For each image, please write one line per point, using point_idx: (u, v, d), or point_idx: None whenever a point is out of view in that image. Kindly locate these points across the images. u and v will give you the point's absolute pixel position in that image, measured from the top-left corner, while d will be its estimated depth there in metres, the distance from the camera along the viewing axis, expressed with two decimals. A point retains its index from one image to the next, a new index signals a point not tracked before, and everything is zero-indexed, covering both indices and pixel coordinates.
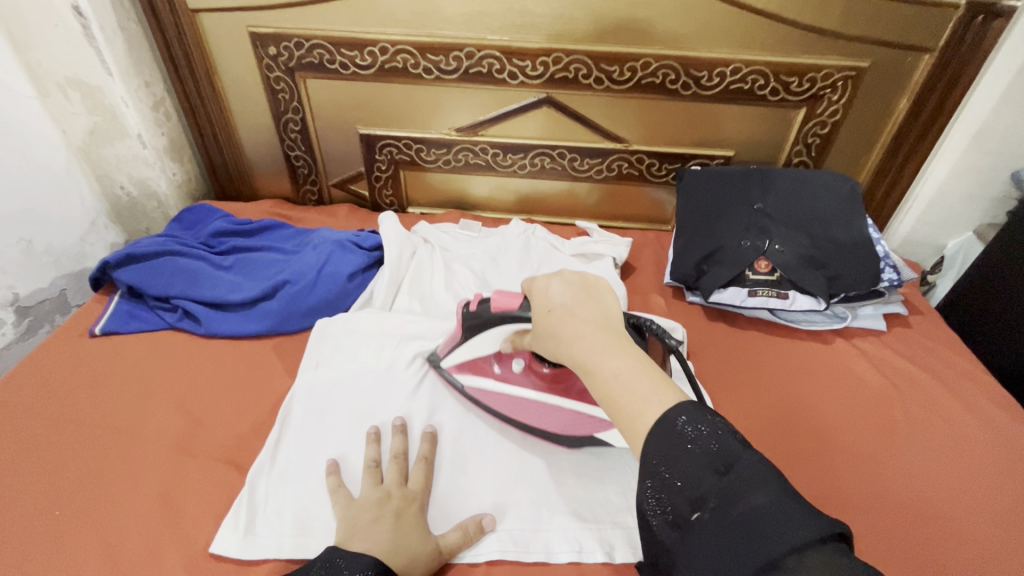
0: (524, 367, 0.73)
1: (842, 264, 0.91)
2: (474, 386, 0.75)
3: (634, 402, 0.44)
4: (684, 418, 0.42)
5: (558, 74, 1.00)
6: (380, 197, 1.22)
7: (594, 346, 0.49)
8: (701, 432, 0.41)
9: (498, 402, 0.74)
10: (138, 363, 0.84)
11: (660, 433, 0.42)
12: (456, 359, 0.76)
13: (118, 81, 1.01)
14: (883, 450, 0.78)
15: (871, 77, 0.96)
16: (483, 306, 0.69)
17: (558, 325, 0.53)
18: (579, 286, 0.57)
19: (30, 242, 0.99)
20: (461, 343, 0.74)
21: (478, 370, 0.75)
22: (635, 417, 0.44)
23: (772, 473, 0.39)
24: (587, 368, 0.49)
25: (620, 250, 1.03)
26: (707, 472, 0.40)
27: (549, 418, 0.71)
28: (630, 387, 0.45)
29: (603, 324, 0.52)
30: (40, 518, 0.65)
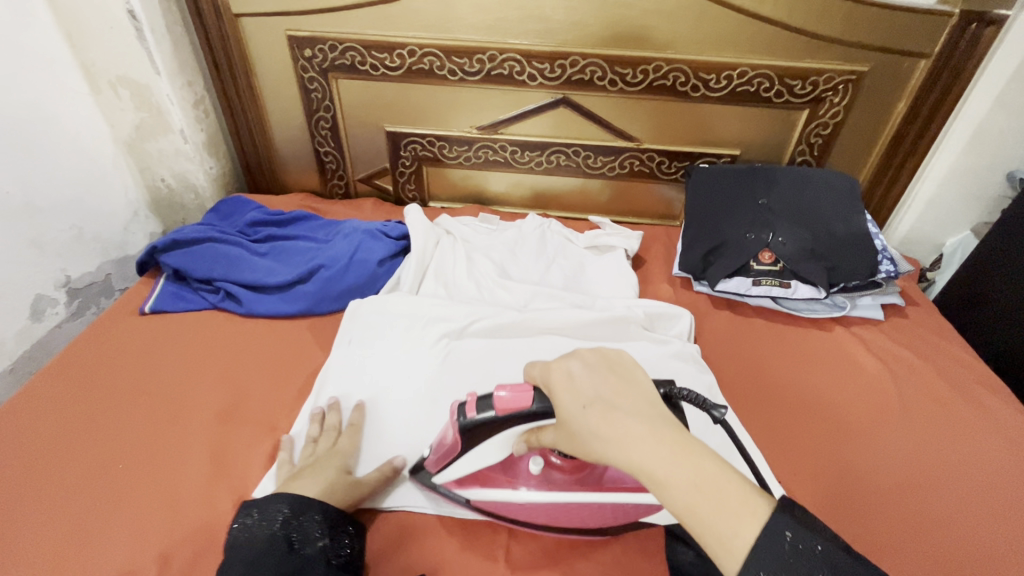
0: (542, 466, 0.65)
1: (841, 256, 0.96)
2: (488, 501, 0.65)
3: (724, 517, 0.40)
4: (791, 533, 0.39)
5: (574, 76, 1.06)
6: (403, 191, 1.29)
7: (658, 451, 0.43)
8: (813, 551, 0.39)
9: (523, 513, 0.65)
10: (185, 339, 0.91)
11: (773, 555, 0.38)
12: (458, 472, 0.65)
13: (164, 80, 1.09)
14: (875, 430, 0.84)
15: (870, 81, 1.02)
16: (485, 406, 0.58)
17: (605, 425, 0.46)
18: (608, 370, 0.51)
19: (81, 228, 1.07)
20: (463, 454, 0.63)
21: (490, 482, 0.66)
22: (728, 536, 0.40)
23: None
24: (654, 478, 0.43)
25: (631, 242, 1.09)
26: None
27: (590, 515, 0.64)
28: (715, 498, 0.41)
29: (654, 419, 0.46)
30: (106, 472, 0.72)
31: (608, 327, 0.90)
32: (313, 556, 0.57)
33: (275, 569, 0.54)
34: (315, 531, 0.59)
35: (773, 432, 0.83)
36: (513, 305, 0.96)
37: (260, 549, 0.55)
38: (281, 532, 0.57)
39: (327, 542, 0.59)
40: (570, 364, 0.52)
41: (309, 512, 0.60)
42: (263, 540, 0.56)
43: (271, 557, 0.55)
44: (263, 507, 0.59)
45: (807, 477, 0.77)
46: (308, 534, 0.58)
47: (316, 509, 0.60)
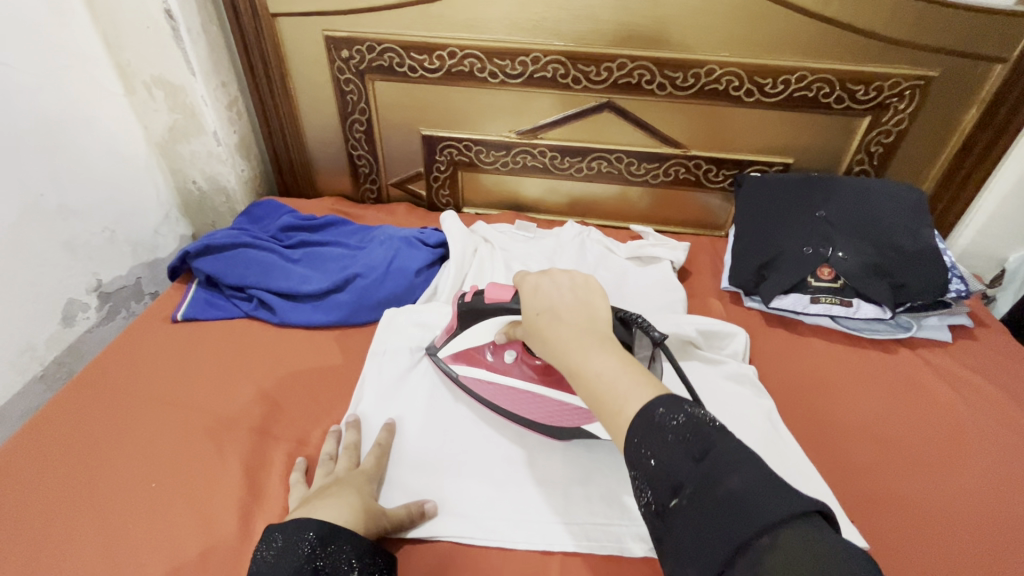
0: (515, 358, 0.77)
1: (909, 273, 0.90)
2: (466, 375, 0.78)
3: (616, 399, 0.47)
4: (661, 409, 0.44)
5: (621, 80, 1.02)
6: (436, 197, 1.25)
7: (579, 349, 0.51)
8: (678, 420, 0.43)
9: (488, 391, 0.77)
10: (219, 349, 0.89)
11: (642, 422, 0.43)
12: (451, 348, 0.80)
13: (199, 81, 1.03)
14: (950, 460, 0.77)
15: (939, 87, 0.96)
16: (476, 298, 0.72)
17: (546, 327, 0.54)
18: (567, 286, 0.58)
19: (113, 231, 1.05)
20: (457, 334, 0.78)
21: (473, 362, 0.79)
22: (615, 414, 0.46)
23: (747, 458, 0.40)
24: (573, 370, 0.51)
25: (677, 253, 1.04)
26: (683, 458, 0.41)
27: (540, 407, 0.74)
28: (611, 386, 0.47)
29: (589, 326, 0.53)
30: (138, 490, 0.70)
31: None
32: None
33: None
34: (344, 563, 0.54)
35: (836, 459, 0.77)
36: None
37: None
38: (307, 563, 0.53)
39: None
40: (536, 277, 0.60)
41: (337, 541, 0.55)
42: (287, 569, 0.52)
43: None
44: (288, 530, 0.55)
45: (871, 511, 0.71)
46: (337, 567, 0.54)
47: (347, 538, 0.55)
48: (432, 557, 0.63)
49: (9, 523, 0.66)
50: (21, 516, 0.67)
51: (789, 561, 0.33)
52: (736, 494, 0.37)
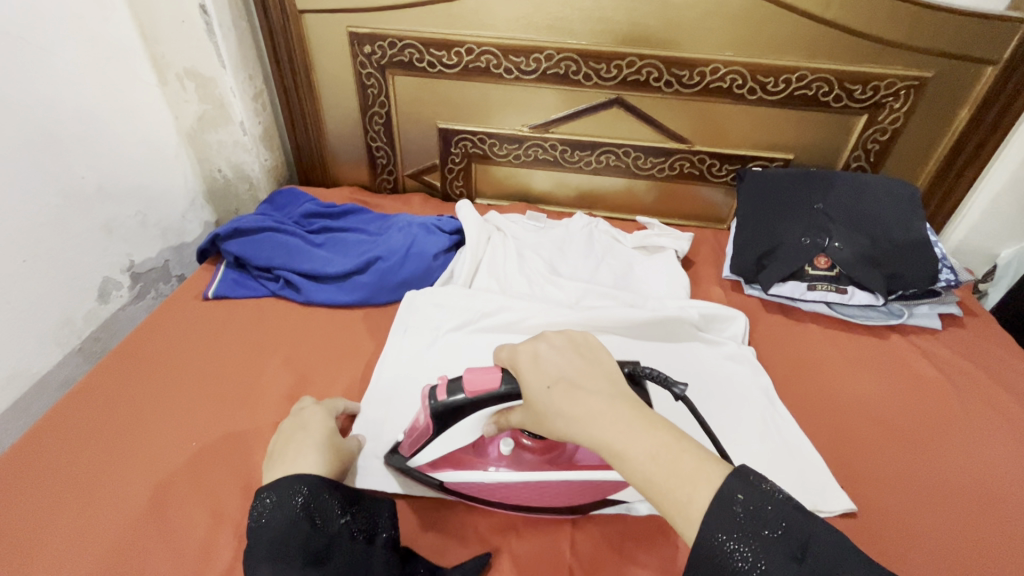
0: (512, 449, 0.65)
1: (901, 263, 0.95)
2: (457, 482, 0.66)
3: (681, 485, 0.43)
4: (741, 495, 0.42)
5: (630, 77, 1.07)
6: (450, 188, 1.30)
7: (615, 427, 0.47)
8: (766, 510, 0.41)
9: (491, 492, 0.66)
10: (248, 326, 0.94)
11: (726, 515, 0.41)
12: (431, 454, 0.68)
13: (229, 73, 1.09)
14: (939, 440, 0.82)
15: (933, 87, 1.01)
16: (453, 390, 0.60)
17: (567, 403, 0.50)
18: (571, 352, 0.54)
19: (145, 215, 1.11)
20: (434, 438, 0.65)
21: (462, 462, 0.66)
22: (685, 503, 0.43)
23: (844, 546, 0.40)
24: (615, 453, 0.46)
25: (681, 243, 1.09)
26: (786, 558, 0.40)
27: (557, 493, 0.64)
28: (670, 468, 0.44)
29: (614, 395, 0.50)
30: (180, 450, 0.75)
31: (661, 328, 0.90)
32: (337, 534, 0.57)
33: (302, 547, 0.53)
34: (335, 509, 0.58)
35: (829, 436, 0.82)
36: (565, 301, 0.96)
37: (283, 530, 0.54)
38: (303, 513, 0.56)
39: (348, 519, 0.58)
40: (533, 343, 0.56)
41: (325, 490, 0.59)
42: (284, 521, 0.55)
43: (296, 537, 0.54)
44: (279, 488, 0.57)
45: (862, 483, 0.76)
46: (328, 513, 0.57)
47: (332, 488, 0.59)
48: (451, 515, 0.68)
49: (64, 477, 0.72)
50: (74, 471, 0.72)
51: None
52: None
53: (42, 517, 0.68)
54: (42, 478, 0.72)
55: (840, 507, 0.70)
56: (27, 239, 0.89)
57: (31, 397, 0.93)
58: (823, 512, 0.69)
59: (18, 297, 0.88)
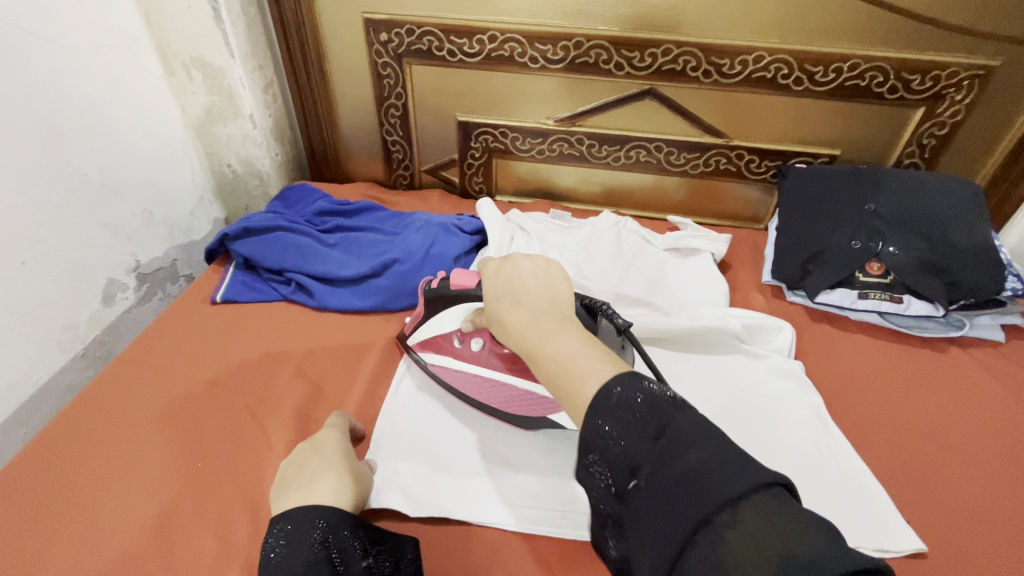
0: (483, 346, 0.75)
1: (964, 270, 0.87)
2: (434, 363, 0.78)
3: (574, 381, 0.43)
4: (620, 389, 0.41)
5: (666, 66, 0.99)
6: (469, 184, 1.24)
7: (538, 332, 0.47)
8: (634, 400, 0.41)
9: (454, 379, 0.76)
10: (258, 333, 0.89)
11: (600, 406, 0.41)
12: (420, 336, 0.80)
13: (238, 63, 1.03)
14: (1011, 466, 0.75)
15: (999, 77, 0.92)
16: (443, 284, 0.75)
17: (505, 312, 0.50)
18: (530, 269, 0.54)
19: (151, 212, 1.06)
20: (425, 321, 0.79)
21: (439, 349, 0.78)
22: (574, 396, 0.43)
23: (706, 431, 0.39)
24: (531, 354, 0.47)
25: (718, 245, 1.02)
26: (643, 438, 0.40)
27: (504, 395, 0.73)
28: (569, 367, 0.44)
29: (550, 309, 0.50)
30: (185, 467, 0.70)
31: (699, 338, 0.84)
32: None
33: None
34: (356, 551, 0.52)
35: (887, 459, 0.75)
36: None
37: (299, 571, 0.49)
38: (322, 553, 0.51)
39: (370, 560, 0.53)
40: (497, 262, 0.56)
41: (346, 528, 0.53)
42: (300, 560, 0.50)
43: None
44: (296, 518, 0.52)
45: (929, 514, 0.69)
46: (349, 555, 0.52)
47: (355, 525, 0.54)
48: (479, 546, 0.63)
49: (63, 497, 0.67)
50: (73, 490, 0.68)
51: (748, 534, 0.34)
52: (692, 471, 0.37)
53: (40, 541, 0.63)
54: (40, 498, 0.67)
55: (908, 547, 0.63)
56: (26, 239, 0.84)
57: (34, 405, 0.89)
58: (889, 552, 0.63)
59: (17, 300, 0.84)
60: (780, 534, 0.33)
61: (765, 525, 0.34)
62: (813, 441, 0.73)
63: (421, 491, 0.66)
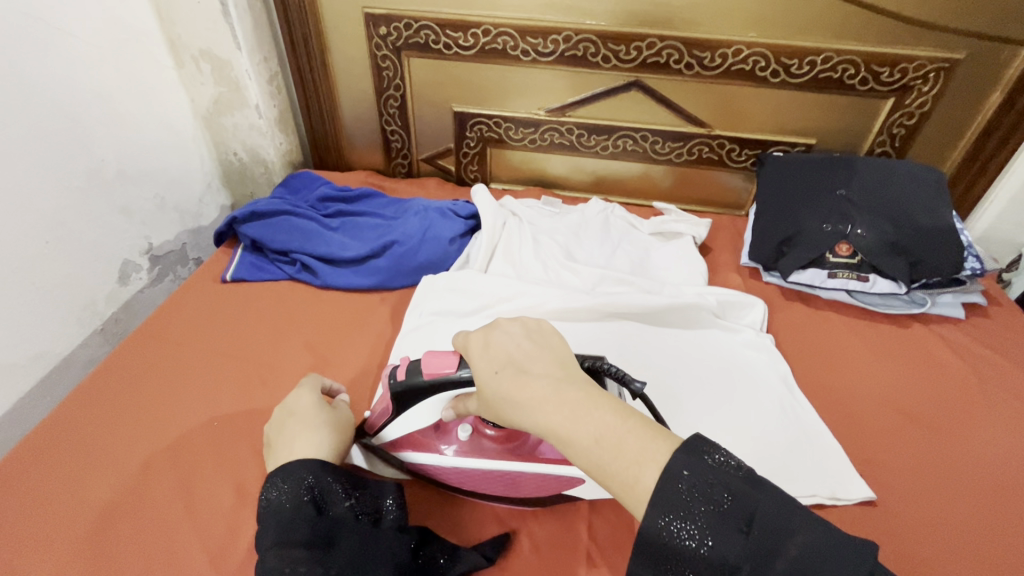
0: (471, 433, 0.65)
1: (925, 251, 0.93)
2: (421, 464, 0.66)
3: (627, 466, 0.42)
4: (688, 472, 0.41)
5: (650, 59, 1.05)
6: (465, 172, 1.29)
7: (563, 414, 0.45)
8: (708, 487, 0.40)
9: (450, 476, 0.66)
10: (265, 309, 0.94)
11: (677, 500, 0.40)
12: (395, 434, 0.67)
13: (244, 55, 1.08)
14: (963, 431, 0.81)
15: (963, 71, 0.98)
16: (411, 374, 0.61)
17: (515, 392, 0.48)
18: (523, 335, 0.52)
19: (163, 197, 1.11)
20: (395, 418, 0.66)
21: (423, 446, 0.66)
22: (632, 484, 0.42)
23: (793, 514, 0.39)
24: (563, 440, 0.45)
25: (699, 229, 1.08)
26: (733, 533, 0.39)
27: (511, 483, 0.64)
28: (615, 448, 0.43)
29: (562, 379, 0.48)
30: (202, 430, 0.76)
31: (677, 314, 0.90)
32: (340, 517, 0.57)
33: (306, 533, 0.53)
34: (338, 493, 0.58)
35: (848, 425, 0.81)
36: (582, 286, 0.96)
37: (287, 514, 0.54)
38: (308, 496, 0.56)
39: (353, 501, 0.58)
40: (481, 335, 0.54)
41: (329, 474, 0.58)
42: (288, 506, 0.55)
43: (300, 521, 0.54)
44: (285, 474, 0.57)
45: (884, 473, 0.75)
46: (332, 496, 0.57)
47: (336, 471, 0.59)
48: (470, 499, 0.69)
49: (91, 454, 0.73)
50: (103, 447, 0.74)
51: None
52: (799, 564, 0.37)
53: (71, 492, 0.69)
54: (69, 455, 0.73)
55: (858, 495, 0.70)
56: (49, 220, 0.90)
57: (56, 377, 0.95)
58: (840, 499, 0.70)
59: (41, 278, 0.90)
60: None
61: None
62: (780, 404, 0.80)
63: None
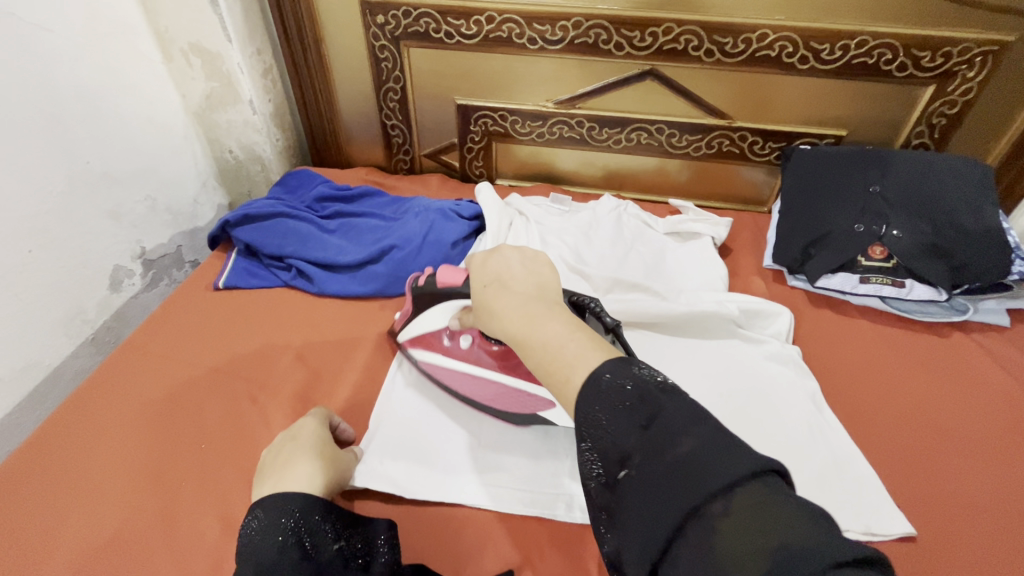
0: (472, 342, 0.75)
1: (969, 253, 0.86)
2: (425, 361, 0.78)
3: (562, 367, 0.44)
4: (608, 376, 0.41)
5: (667, 45, 0.97)
6: (470, 168, 1.23)
7: (526, 320, 0.48)
8: (621, 385, 0.41)
9: (446, 377, 0.76)
10: (258, 320, 0.90)
11: (589, 392, 0.41)
12: (411, 332, 0.80)
13: (236, 48, 1.02)
14: (1009, 453, 0.74)
15: (1014, 54, 0.89)
16: (429, 282, 0.76)
17: (492, 300, 0.52)
18: (518, 259, 0.55)
19: (154, 199, 1.07)
20: (413, 319, 0.79)
21: (429, 345, 0.78)
22: (563, 383, 0.44)
23: (699, 418, 0.38)
24: (521, 344, 0.48)
25: (719, 229, 1.01)
26: (632, 425, 0.39)
27: (494, 393, 0.73)
28: (557, 351, 0.45)
29: (537, 297, 0.51)
30: (190, 450, 0.72)
31: (697, 324, 0.84)
32: (328, 562, 0.52)
33: None
34: (327, 534, 0.54)
35: (879, 445, 0.75)
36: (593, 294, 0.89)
37: (268, 554, 0.50)
38: (291, 537, 0.51)
39: (342, 544, 0.54)
40: (484, 254, 0.58)
41: (316, 512, 0.54)
42: (269, 546, 0.51)
43: (281, 564, 0.50)
44: (268, 506, 0.53)
45: (924, 502, 0.69)
46: (320, 539, 0.53)
47: (327, 511, 0.55)
48: (470, 529, 0.64)
49: (74, 479, 0.70)
50: (85, 470, 0.71)
51: (740, 526, 0.32)
52: (684, 458, 0.36)
53: (52, 520, 0.66)
54: (51, 479, 0.70)
55: (899, 531, 0.64)
56: (32, 227, 0.86)
57: (46, 388, 0.92)
58: (877, 536, 0.63)
59: (25, 287, 0.86)
60: (772, 523, 0.32)
61: (756, 513, 0.33)
62: (808, 425, 0.74)
63: (411, 475, 0.68)
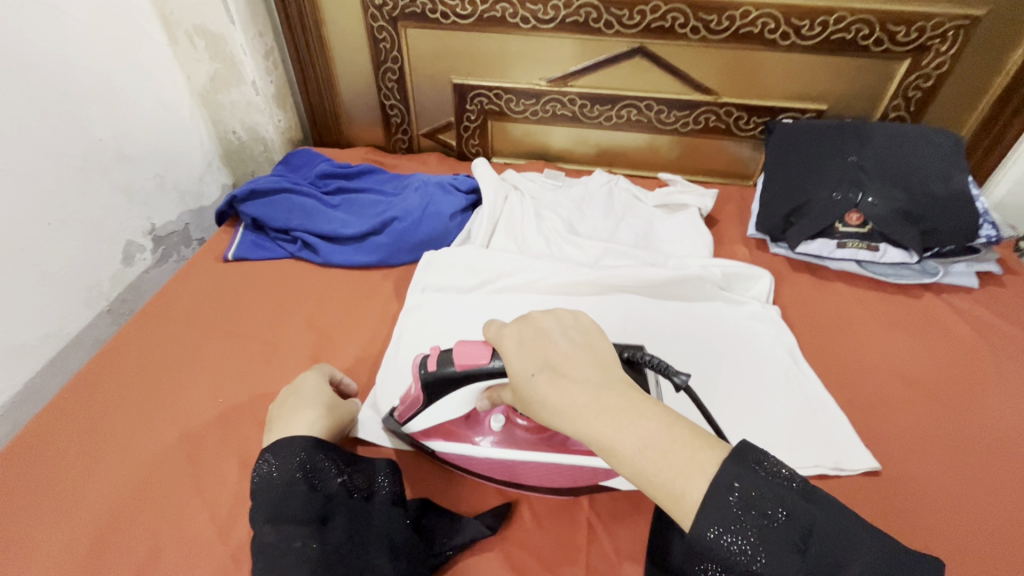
0: (504, 423, 0.64)
1: (939, 218, 0.91)
2: (450, 452, 0.66)
3: (673, 478, 0.39)
4: (740, 485, 0.37)
5: (654, 23, 1.01)
6: (466, 146, 1.27)
7: (605, 420, 0.41)
8: (761, 500, 0.37)
9: (478, 464, 0.65)
10: (267, 289, 0.94)
11: (723, 511, 0.37)
12: (421, 424, 0.65)
13: (239, 30, 1.05)
14: (971, 402, 0.80)
15: (985, 27, 0.93)
16: (442, 365, 0.57)
17: (552, 394, 0.44)
18: (561, 334, 0.48)
19: (163, 177, 1.11)
20: (422, 412, 0.62)
21: (449, 433, 0.65)
22: (678, 497, 0.38)
23: (851, 528, 0.37)
24: (607, 449, 0.41)
25: (705, 200, 1.06)
26: (790, 551, 0.36)
27: (543, 474, 0.63)
28: (661, 460, 0.39)
29: (603, 382, 0.44)
30: (208, 406, 0.77)
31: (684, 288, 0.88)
32: (334, 493, 0.57)
33: (298, 508, 0.54)
34: (330, 469, 0.59)
35: (852, 395, 0.81)
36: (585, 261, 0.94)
37: (280, 489, 0.55)
38: (299, 473, 0.57)
39: (345, 478, 0.59)
40: (517, 331, 0.50)
41: (322, 452, 0.59)
42: (280, 483, 0.56)
43: (293, 495, 0.55)
44: (278, 451, 0.58)
45: (888, 444, 0.75)
46: (325, 474, 0.58)
47: (329, 450, 0.60)
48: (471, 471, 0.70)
49: (101, 432, 0.75)
50: (110, 425, 0.76)
51: None
52: None
53: (84, 467, 0.71)
54: (80, 432, 0.75)
55: (863, 466, 0.70)
56: (50, 201, 0.90)
57: (66, 355, 0.97)
58: (843, 470, 0.70)
59: (46, 259, 0.90)
60: None
61: None
62: (785, 377, 0.79)
63: None
